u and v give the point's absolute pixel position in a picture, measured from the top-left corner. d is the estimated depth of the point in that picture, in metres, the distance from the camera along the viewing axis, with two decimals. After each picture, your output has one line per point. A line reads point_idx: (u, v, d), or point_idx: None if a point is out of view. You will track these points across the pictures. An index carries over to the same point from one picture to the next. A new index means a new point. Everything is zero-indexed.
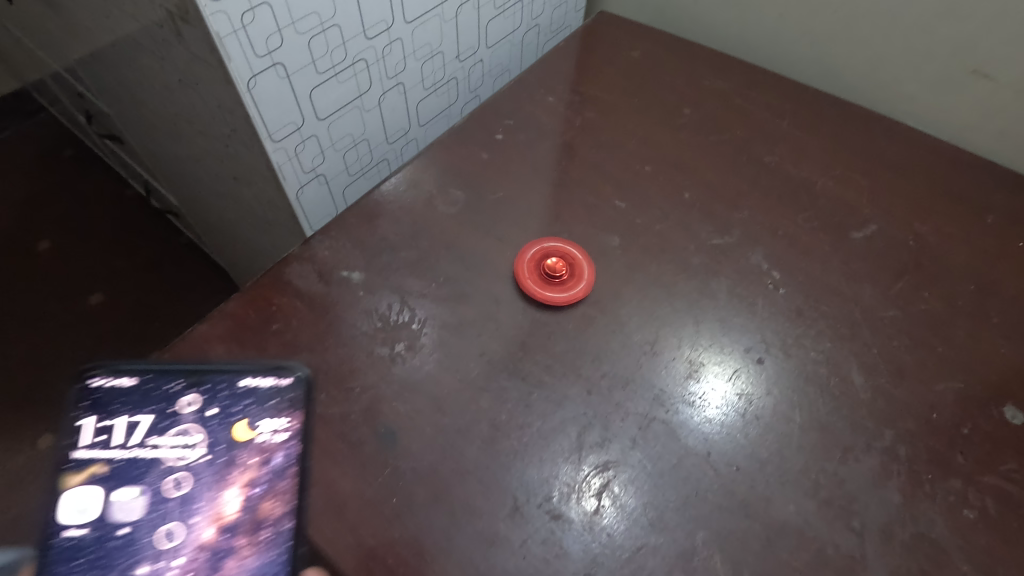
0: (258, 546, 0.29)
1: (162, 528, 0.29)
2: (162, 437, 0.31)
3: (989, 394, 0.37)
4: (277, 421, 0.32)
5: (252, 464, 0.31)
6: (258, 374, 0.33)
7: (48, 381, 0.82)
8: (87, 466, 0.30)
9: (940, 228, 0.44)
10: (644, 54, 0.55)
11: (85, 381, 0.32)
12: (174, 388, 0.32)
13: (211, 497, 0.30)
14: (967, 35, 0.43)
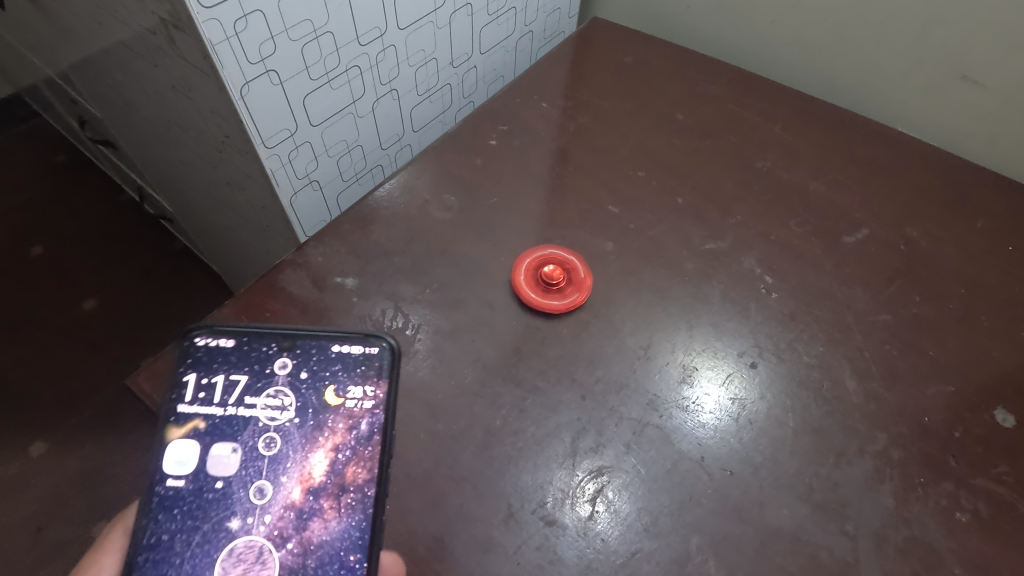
0: (344, 508, 0.31)
1: (254, 485, 0.31)
2: (255, 397, 0.33)
3: (980, 397, 0.38)
4: (363, 388, 0.33)
5: (341, 429, 0.32)
6: (349, 342, 0.34)
7: (72, 382, 0.85)
8: (190, 420, 0.32)
9: (930, 232, 0.46)
10: (637, 60, 0.57)
11: (190, 338, 0.33)
12: (269, 350, 0.33)
13: (300, 459, 0.32)
14: (958, 43, 0.45)
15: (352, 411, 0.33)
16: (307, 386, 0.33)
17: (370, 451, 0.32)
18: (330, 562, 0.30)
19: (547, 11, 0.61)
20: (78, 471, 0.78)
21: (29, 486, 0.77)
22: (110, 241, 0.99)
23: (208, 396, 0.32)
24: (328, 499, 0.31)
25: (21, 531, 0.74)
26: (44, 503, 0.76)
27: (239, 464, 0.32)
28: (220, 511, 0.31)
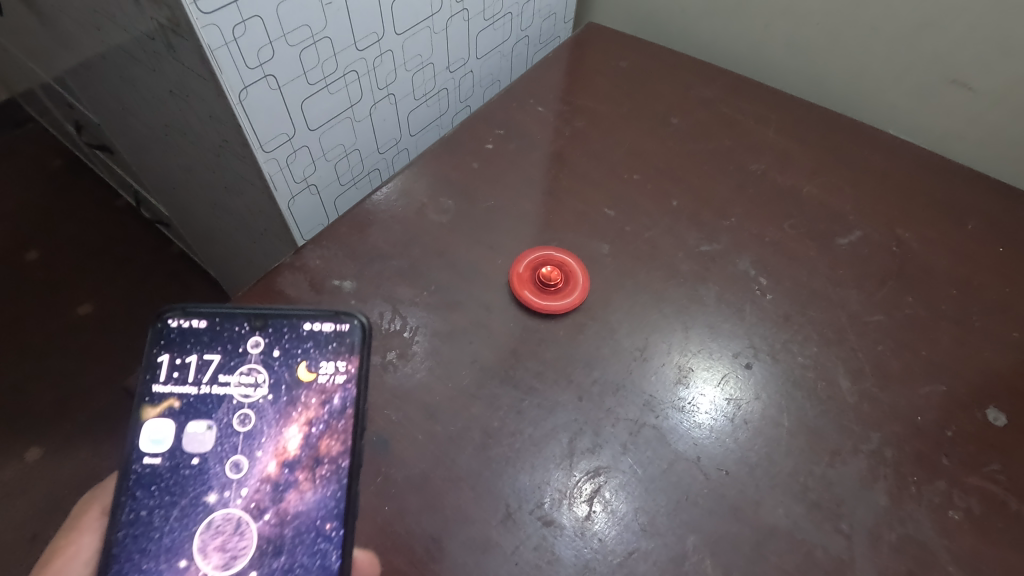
0: (319, 481, 0.31)
1: (231, 459, 0.32)
2: (229, 372, 0.33)
3: (972, 396, 0.39)
4: (336, 362, 0.33)
5: (314, 403, 0.33)
6: (320, 320, 0.34)
7: (69, 388, 0.85)
8: (162, 398, 0.32)
9: (922, 234, 0.46)
10: (632, 64, 0.57)
11: (163, 321, 0.33)
12: (241, 330, 0.33)
13: (276, 435, 0.32)
14: (947, 48, 0.46)
15: (326, 385, 0.33)
16: (280, 361, 0.33)
17: (342, 426, 0.32)
18: (308, 532, 0.31)
19: (543, 16, 0.62)
20: (73, 478, 0.78)
21: (24, 493, 0.77)
22: (106, 246, 0.99)
23: (182, 374, 0.32)
24: (303, 472, 0.32)
25: (17, 539, 0.74)
26: (40, 510, 0.76)
27: (215, 440, 0.32)
28: (198, 486, 0.31)
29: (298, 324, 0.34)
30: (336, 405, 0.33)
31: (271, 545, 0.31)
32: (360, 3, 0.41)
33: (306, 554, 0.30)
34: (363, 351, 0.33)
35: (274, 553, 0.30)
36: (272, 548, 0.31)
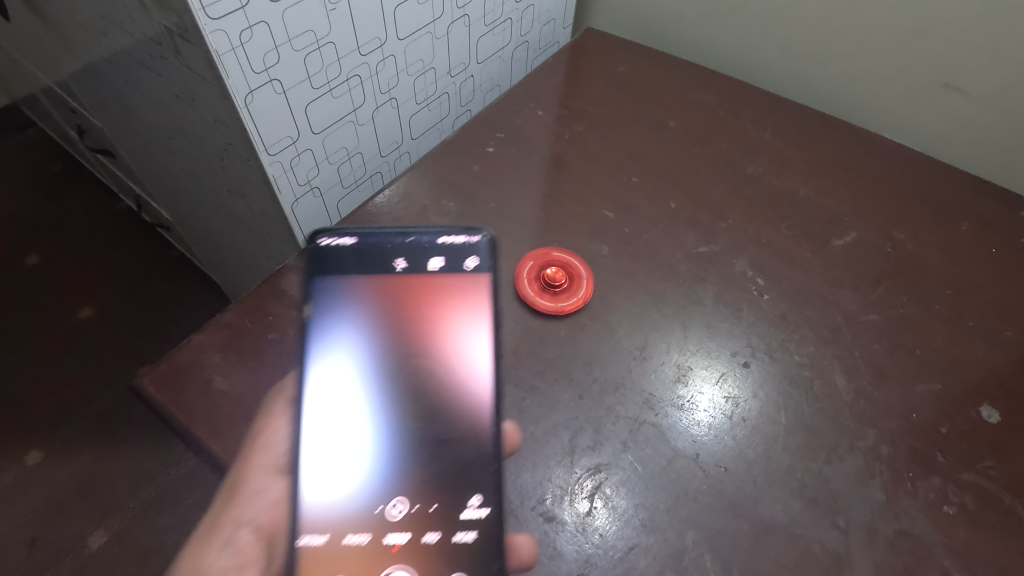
0: (472, 359, 0.32)
1: (384, 345, 0.32)
2: (378, 277, 0.33)
3: (966, 395, 0.39)
4: (470, 264, 0.34)
5: (454, 292, 0.33)
6: (453, 233, 0.34)
7: (70, 391, 0.85)
8: (328, 289, 0.32)
9: (916, 235, 0.47)
10: (630, 69, 0.58)
11: (316, 243, 0.33)
12: (388, 247, 0.33)
13: (425, 321, 0.33)
14: (939, 53, 0.47)
15: (466, 281, 0.33)
16: (419, 263, 0.33)
17: (484, 307, 0.33)
18: (470, 408, 0.31)
19: (543, 21, 0.63)
20: (74, 480, 0.78)
21: (25, 496, 0.77)
22: (107, 249, 1.00)
23: (336, 270, 0.33)
24: (455, 354, 0.32)
25: (17, 542, 0.74)
26: (41, 512, 0.76)
27: (372, 324, 0.32)
28: (359, 367, 0.32)
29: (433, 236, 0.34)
30: (480, 293, 0.33)
31: (431, 423, 0.31)
32: (363, 8, 0.41)
33: (471, 428, 0.31)
34: (496, 256, 0.34)
35: (436, 432, 0.31)
36: (432, 426, 0.31)
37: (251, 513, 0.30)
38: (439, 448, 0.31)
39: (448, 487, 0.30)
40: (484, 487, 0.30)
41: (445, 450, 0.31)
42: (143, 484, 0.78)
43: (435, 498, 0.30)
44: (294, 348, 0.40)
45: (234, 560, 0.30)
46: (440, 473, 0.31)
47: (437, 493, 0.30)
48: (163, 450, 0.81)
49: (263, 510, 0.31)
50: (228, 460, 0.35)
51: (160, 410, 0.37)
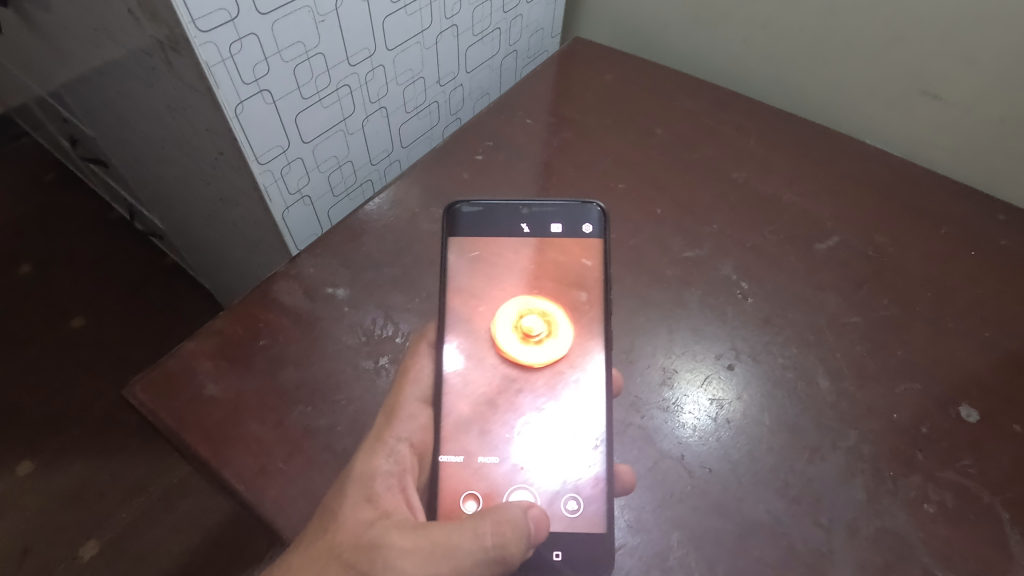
0: (582, 312, 0.37)
1: (505, 298, 0.38)
2: (506, 238, 0.38)
3: (946, 394, 0.40)
4: (585, 230, 0.38)
5: (568, 248, 0.38)
6: (569, 206, 0.39)
7: (62, 400, 0.85)
8: (464, 244, 0.38)
9: (897, 238, 0.48)
10: (617, 77, 0.59)
11: (454, 211, 0.39)
12: (512, 216, 0.39)
13: (541, 276, 0.38)
14: (916, 61, 0.48)
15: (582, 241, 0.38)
16: (541, 228, 0.38)
17: (596, 262, 0.38)
18: (582, 355, 0.36)
19: (531, 30, 0.64)
20: (67, 490, 0.78)
21: (16, 506, 0.77)
22: (100, 258, 1.00)
23: (466, 231, 0.38)
24: (566, 307, 0.37)
25: (8, 551, 0.73)
26: (33, 522, 0.76)
27: (497, 279, 0.38)
28: (487, 317, 0.37)
29: (553, 205, 0.39)
30: (589, 252, 0.38)
31: (547, 369, 0.37)
32: (352, 20, 0.42)
33: (585, 372, 0.36)
34: (606, 225, 0.38)
35: (553, 377, 0.36)
36: (547, 372, 0.36)
37: (406, 432, 0.33)
38: (558, 390, 0.36)
39: (571, 421, 0.36)
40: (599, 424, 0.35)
41: (565, 392, 0.36)
42: (137, 493, 0.78)
43: (557, 431, 0.35)
44: (284, 354, 0.40)
45: (395, 468, 0.31)
46: (562, 411, 0.36)
47: (562, 427, 0.36)
48: (156, 458, 0.81)
49: (414, 432, 0.33)
50: (219, 466, 0.36)
51: (151, 417, 0.38)
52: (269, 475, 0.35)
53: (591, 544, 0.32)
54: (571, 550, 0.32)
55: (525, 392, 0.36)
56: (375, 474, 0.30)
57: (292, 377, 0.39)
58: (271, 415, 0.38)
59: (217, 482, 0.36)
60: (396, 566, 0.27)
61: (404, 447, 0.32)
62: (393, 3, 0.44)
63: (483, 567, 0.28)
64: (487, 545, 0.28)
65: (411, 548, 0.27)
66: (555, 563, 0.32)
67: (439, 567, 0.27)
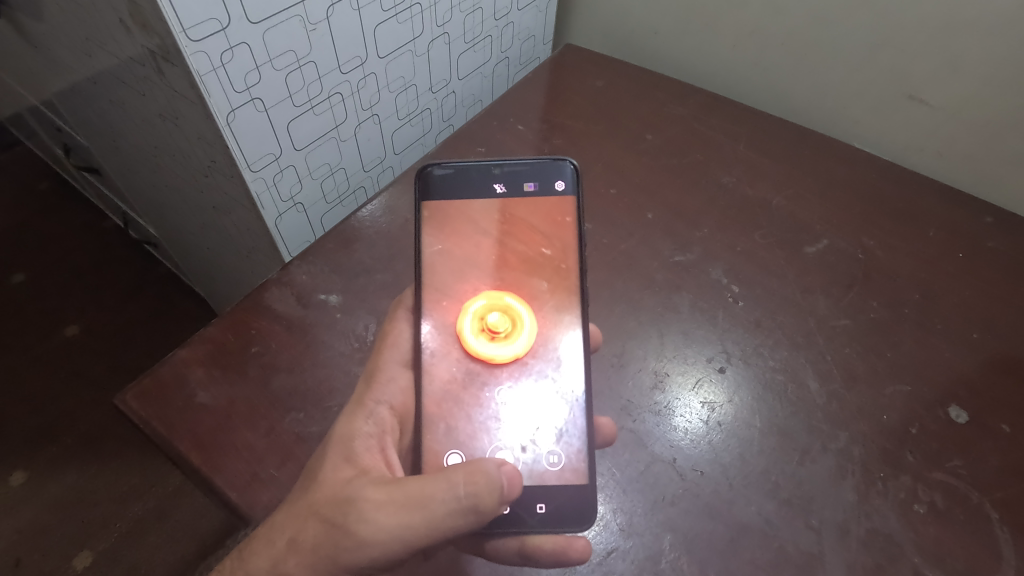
0: (543, 301, 0.38)
1: (469, 292, 0.38)
2: (475, 202, 0.38)
3: (935, 396, 0.41)
4: (557, 187, 0.38)
5: (529, 235, 0.38)
6: (541, 163, 0.38)
7: (55, 409, 0.85)
8: (436, 205, 0.38)
9: (885, 241, 0.49)
10: (608, 83, 0.60)
11: (427, 170, 0.38)
12: (485, 174, 0.38)
13: (503, 266, 0.38)
14: (902, 66, 0.48)
15: (554, 225, 0.38)
16: (511, 190, 0.38)
17: (567, 220, 0.38)
18: (545, 345, 0.37)
19: (522, 38, 0.64)
20: (60, 500, 0.78)
21: (9, 516, 0.76)
22: (94, 267, 0.99)
23: (443, 195, 0.38)
24: (525, 296, 0.38)
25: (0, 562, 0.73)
26: (26, 533, 0.75)
27: (461, 272, 0.38)
28: (451, 312, 0.37)
29: (525, 163, 0.39)
30: (550, 241, 0.38)
31: (511, 362, 0.37)
32: (343, 28, 0.42)
33: (551, 359, 0.37)
34: (580, 181, 0.38)
35: (517, 368, 0.37)
36: (513, 364, 0.37)
37: (386, 395, 0.34)
38: (523, 377, 0.37)
39: (541, 402, 0.36)
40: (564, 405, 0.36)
41: (531, 376, 0.37)
42: (131, 502, 0.78)
43: (525, 418, 0.36)
44: (277, 362, 0.40)
45: (375, 429, 0.33)
46: (528, 394, 0.36)
47: (532, 407, 0.36)
48: (150, 467, 0.80)
49: (394, 395, 0.35)
50: (211, 473, 0.36)
51: (142, 425, 0.38)
52: (261, 482, 0.35)
53: (574, 497, 0.34)
54: (555, 506, 0.33)
55: (490, 384, 0.36)
56: (355, 435, 0.31)
57: (284, 384, 0.39)
58: (263, 422, 0.38)
59: (209, 489, 0.36)
60: (370, 520, 0.27)
61: (384, 409, 0.34)
62: (384, 12, 0.45)
63: (459, 518, 0.28)
64: (460, 495, 0.28)
65: (385, 501, 0.27)
66: (541, 517, 0.33)
67: (413, 519, 0.27)
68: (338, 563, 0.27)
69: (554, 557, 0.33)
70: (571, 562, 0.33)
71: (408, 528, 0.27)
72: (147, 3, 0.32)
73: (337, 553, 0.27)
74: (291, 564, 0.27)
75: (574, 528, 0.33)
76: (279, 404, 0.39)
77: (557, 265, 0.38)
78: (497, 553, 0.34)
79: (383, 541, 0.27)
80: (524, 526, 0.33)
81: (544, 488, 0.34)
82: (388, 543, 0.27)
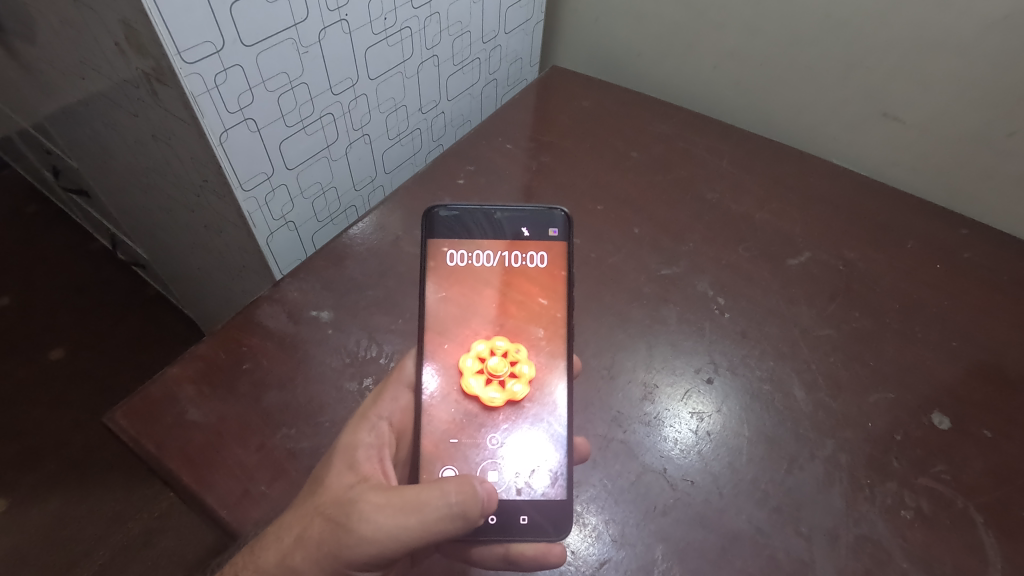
0: (539, 348, 0.38)
1: (471, 336, 0.38)
2: (474, 248, 0.39)
3: (919, 403, 0.41)
4: (550, 234, 0.39)
5: (528, 286, 0.38)
6: (537, 213, 0.39)
7: (38, 434, 0.83)
8: (439, 245, 0.38)
9: (865, 253, 0.50)
10: (594, 103, 0.61)
11: (434, 213, 0.38)
12: (484, 218, 0.39)
13: (502, 313, 0.38)
14: (875, 86, 0.50)
15: (548, 279, 0.38)
16: (510, 236, 0.39)
17: (559, 264, 0.38)
18: (542, 391, 0.37)
19: (509, 60, 0.66)
20: (41, 529, 0.76)
21: None
22: (81, 289, 0.99)
23: (450, 236, 0.38)
24: (521, 342, 0.38)
25: None
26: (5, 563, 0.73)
27: (463, 318, 0.38)
28: (453, 354, 0.37)
29: (523, 210, 0.39)
30: (548, 293, 0.38)
31: (506, 406, 0.37)
32: (335, 51, 0.44)
33: (547, 404, 0.37)
34: (570, 229, 0.39)
35: (514, 411, 0.37)
36: (509, 409, 0.37)
37: (387, 412, 0.36)
38: (519, 422, 0.37)
39: (531, 442, 0.36)
40: (549, 442, 0.36)
41: (528, 420, 0.37)
42: (114, 529, 0.76)
43: (523, 462, 0.36)
44: (268, 378, 0.40)
45: (376, 441, 0.34)
46: (523, 436, 0.36)
47: (522, 446, 0.36)
48: (136, 491, 0.79)
49: (395, 412, 0.36)
50: (201, 491, 0.35)
51: (132, 443, 0.37)
52: (252, 499, 0.35)
53: (551, 506, 0.34)
54: (536, 516, 0.34)
55: (487, 427, 0.37)
56: (358, 445, 0.33)
57: (276, 400, 0.40)
58: (255, 439, 0.38)
59: (198, 507, 0.35)
60: (369, 520, 0.28)
61: (384, 424, 0.35)
62: (375, 35, 0.46)
63: (450, 523, 0.29)
64: (451, 501, 0.29)
65: (383, 503, 0.28)
66: (523, 526, 0.34)
67: (408, 521, 0.28)
68: (341, 558, 0.28)
69: (536, 562, 0.33)
70: (551, 567, 0.34)
71: (403, 530, 0.28)
72: (143, 27, 0.33)
73: (340, 549, 0.28)
74: (298, 559, 0.28)
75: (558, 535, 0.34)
76: (272, 419, 0.39)
77: (552, 315, 0.38)
78: (482, 559, 0.35)
79: (381, 541, 0.28)
80: (509, 535, 0.34)
81: (524, 500, 0.35)
82: (385, 543, 0.28)
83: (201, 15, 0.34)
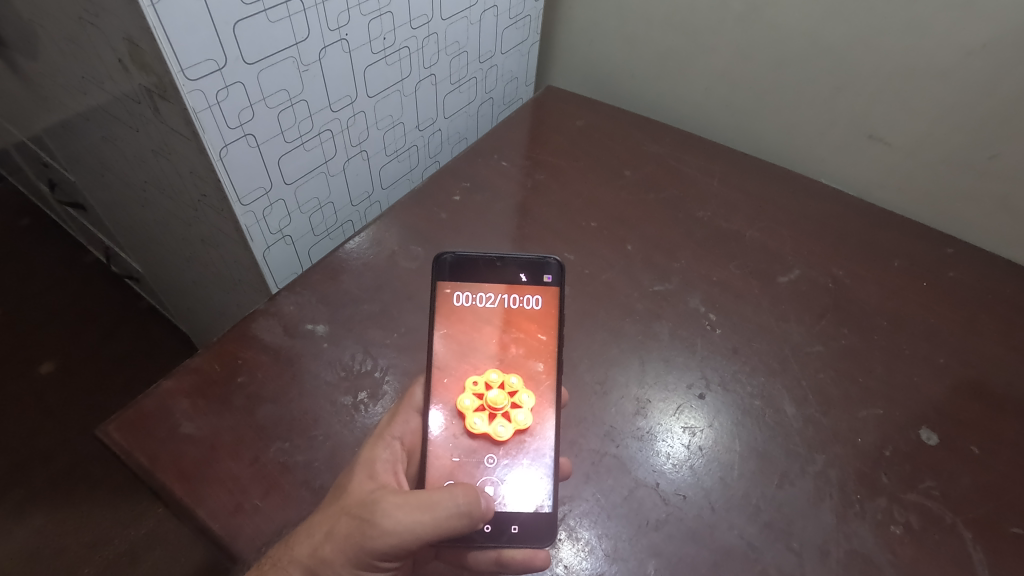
0: (540, 381, 0.38)
1: (471, 371, 0.38)
2: (477, 291, 0.39)
3: (906, 419, 0.42)
4: (544, 280, 0.39)
5: (526, 324, 0.39)
6: (527, 269, 0.40)
7: (25, 449, 0.82)
8: (446, 286, 0.39)
9: (854, 271, 0.51)
10: (588, 123, 0.63)
11: (442, 257, 0.39)
12: (483, 266, 0.39)
13: (503, 349, 0.39)
14: (861, 109, 0.52)
15: (544, 316, 0.39)
16: (507, 280, 0.39)
17: (552, 313, 0.39)
18: (542, 424, 0.37)
19: (506, 80, 0.67)
20: (24, 547, 0.74)
21: None
22: (73, 302, 0.98)
23: (456, 277, 0.39)
24: (523, 376, 0.38)
25: None
26: None
27: (464, 354, 0.38)
28: (451, 390, 0.38)
29: (519, 258, 0.40)
30: (544, 328, 0.39)
31: (510, 441, 0.37)
32: (335, 69, 0.45)
33: (547, 440, 0.37)
34: (563, 276, 0.39)
35: (515, 446, 0.37)
36: (510, 443, 0.37)
37: (400, 432, 0.36)
38: (519, 457, 0.37)
39: (526, 476, 0.36)
40: (543, 477, 0.36)
41: (526, 457, 0.36)
42: (100, 547, 0.75)
43: (518, 495, 0.36)
44: (263, 391, 0.41)
45: (392, 458, 0.34)
46: (521, 469, 0.36)
47: (518, 476, 0.36)
48: (124, 507, 0.78)
49: (406, 433, 0.36)
50: (192, 504, 0.35)
51: (124, 456, 0.37)
52: (245, 513, 0.35)
53: (543, 519, 0.35)
54: (527, 525, 0.34)
55: (486, 459, 0.37)
56: (375, 459, 0.33)
57: (271, 413, 0.40)
58: (248, 452, 0.38)
59: (190, 522, 0.35)
60: (389, 516, 0.29)
61: (398, 443, 0.35)
62: (374, 54, 0.47)
63: (458, 522, 0.30)
64: (459, 502, 0.30)
65: (402, 501, 0.29)
66: (513, 535, 0.34)
67: (422, 517, 0.29)
68: (366, 550, 0.29)
69: (524, 566, 0.34)
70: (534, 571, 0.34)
71: (418, 525, 0.29)
72: (147, 44, 0.34)
73: (364, 541, 0.29)
74: (328, 551, 0.29)
75: (545, 543, 0.34)
76: (267, 432, 0.39)
77: (550, 350, 0.39)
78: (477, 564, 0.35)
79: (401, 535, 0.29)
80: (499, 542, 0.34)
81: (521, 512, 0.35)
82: (404, 537, 0.29)
83: (205, 34, 0.35)
